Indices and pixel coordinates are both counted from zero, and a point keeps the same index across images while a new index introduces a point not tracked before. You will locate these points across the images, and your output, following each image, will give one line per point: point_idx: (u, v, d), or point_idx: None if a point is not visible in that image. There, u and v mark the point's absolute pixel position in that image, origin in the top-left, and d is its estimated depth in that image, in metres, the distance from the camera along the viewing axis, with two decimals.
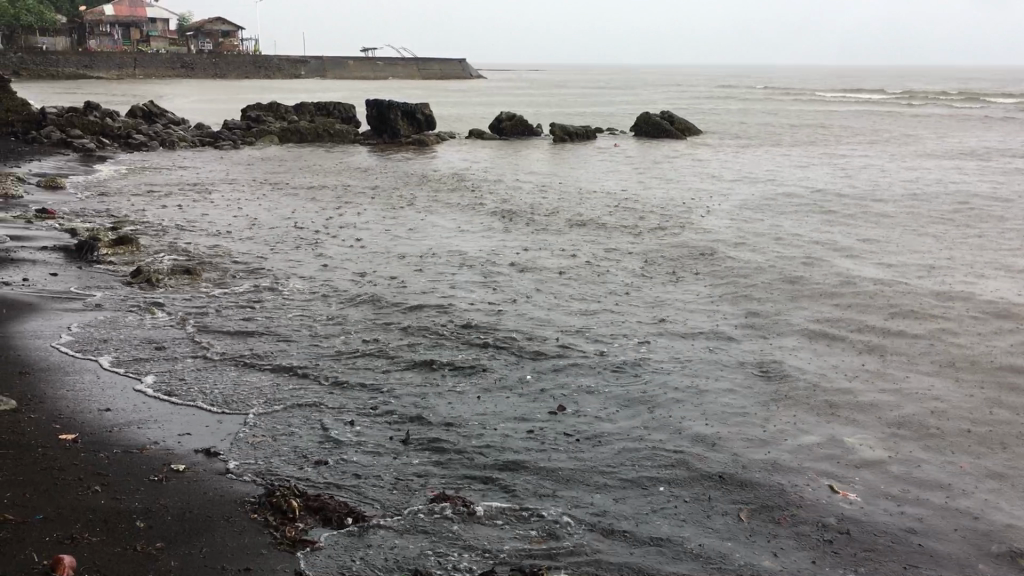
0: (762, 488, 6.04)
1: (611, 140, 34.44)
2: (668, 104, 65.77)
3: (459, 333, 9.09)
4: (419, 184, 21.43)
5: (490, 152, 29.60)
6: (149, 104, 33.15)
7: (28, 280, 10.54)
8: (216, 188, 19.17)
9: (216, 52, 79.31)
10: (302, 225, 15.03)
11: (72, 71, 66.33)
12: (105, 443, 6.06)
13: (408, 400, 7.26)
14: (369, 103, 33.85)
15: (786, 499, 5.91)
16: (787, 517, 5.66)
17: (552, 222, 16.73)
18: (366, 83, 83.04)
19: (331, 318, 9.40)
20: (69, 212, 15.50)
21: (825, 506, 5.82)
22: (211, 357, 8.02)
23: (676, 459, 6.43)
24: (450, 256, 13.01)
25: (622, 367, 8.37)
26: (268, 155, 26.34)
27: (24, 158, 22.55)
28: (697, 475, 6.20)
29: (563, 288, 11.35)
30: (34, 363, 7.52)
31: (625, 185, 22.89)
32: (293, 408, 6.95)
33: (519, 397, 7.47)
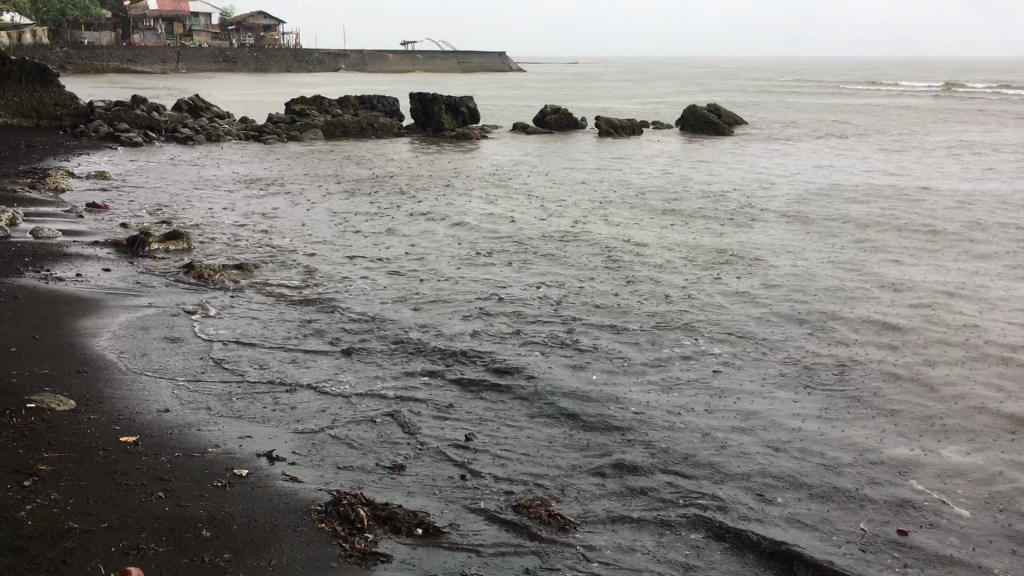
0: (843, 499, 5.78)
1: (656, 134, 34.06)
2: (711, 97, 65.04)
3: (519, 332, 8.89)
4: (465, 179, 21.21)
5: (535, 145, 29.40)
6: (194, 98, 33.25)
7: (82, 276, 10.51)
8: (265, 183, 19.18)
9: (258, 47, 79.86)
10: (353, 221, 14.96)
11: (117, 66, 67.07)
12: (166, 446, 5.91)
13: (473, 403, 7.03)
14: (413, 96, 33.76)
15: (865, 509, 5.66)
16: (871, 529, 5.41)
17: (604, 218, 16.47)
18: (406, 76, 83.08)
19: (389, 317, 9.23)
20: (119, 207, 15.52)
21: (908, 519, 5.57)
22: (270, 357, 7.86)
23: (751, 467, 6.15)
24: (501, 253, 12.79)
25: (688, 369, 8.11)
26: (314, 150, 26.31)
27: (74, 151, 22.72)
28: (771, 483, 5.94)
29: (619, 287, 11.08)
30: (90, 362, 7.41)
31: (674, 180, 22.60)
32: (356, 411, 6.76)
33: (585, 399, 7.24)
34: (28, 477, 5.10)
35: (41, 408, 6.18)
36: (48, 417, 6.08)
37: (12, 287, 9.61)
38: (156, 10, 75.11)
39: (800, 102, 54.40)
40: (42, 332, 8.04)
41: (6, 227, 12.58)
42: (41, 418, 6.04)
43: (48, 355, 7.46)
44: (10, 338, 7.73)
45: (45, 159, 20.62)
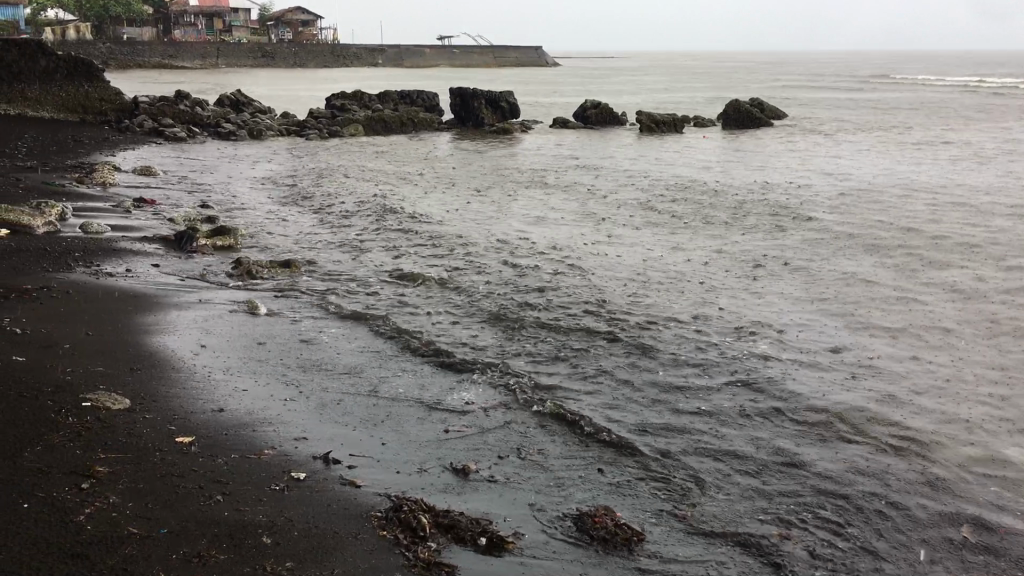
0: (909, 511, 5.59)
1: (698, 130, 33.66)
2: (753, 91, 64.18)
3: (570, 332, 8.72)
4: (507, 176, 21.08)
5: (575, 142, 29.16)
6: (236, 93, 33.41)
7: (132, 272, 10.50)
8: (309, 179, 19.17)
9: (296, 43, 80.27)
10: (397, 217, 14.88)
11: (157, 62, 67.64)
12: (223, 447, 5.82)
13: (536, 405, 6.87)
14: (453, 91, 33.64)
15: (932, 522, 5.47)
16: (941, 544, 5.22)
17: (649, 215, 16.26)
18: (443, 71, 83.09)
19: (442, 316, 9.09)
20: (164, 202, 15.56)
21: (978, 533, 5.38)
22: (324, 357, 7.76)
23: (813, 476, 5.96)
24: (549, 250, 12.63)
25: (745, 370, 7.91)
26: (355, 145, 26.29)
27: (120, 147, 22.86)
28: (834, 493, 5.75)
29: (671, 285, 10.87)
30: (144, 360, 7.35)
31: (719, 176, 22.27)
32: (411, 413, 6.64)
33: (642, 402, 7.05)
34: (86, 478, 5.02)
35: (96, 407, 6.11)
36: (104, 417, 6.00)
37: (63, 282, 9.61)
38: (196, 6, 75.76)
39: (844, 97, 53.65)
40: (94, 329, 8.01)
41: (55, 223, 12.64)
42: (96, 417, 5.96)
43: (101, 352, 7.41)
44: (63, 336, 7.69)
45: (91, 154, 20.78)
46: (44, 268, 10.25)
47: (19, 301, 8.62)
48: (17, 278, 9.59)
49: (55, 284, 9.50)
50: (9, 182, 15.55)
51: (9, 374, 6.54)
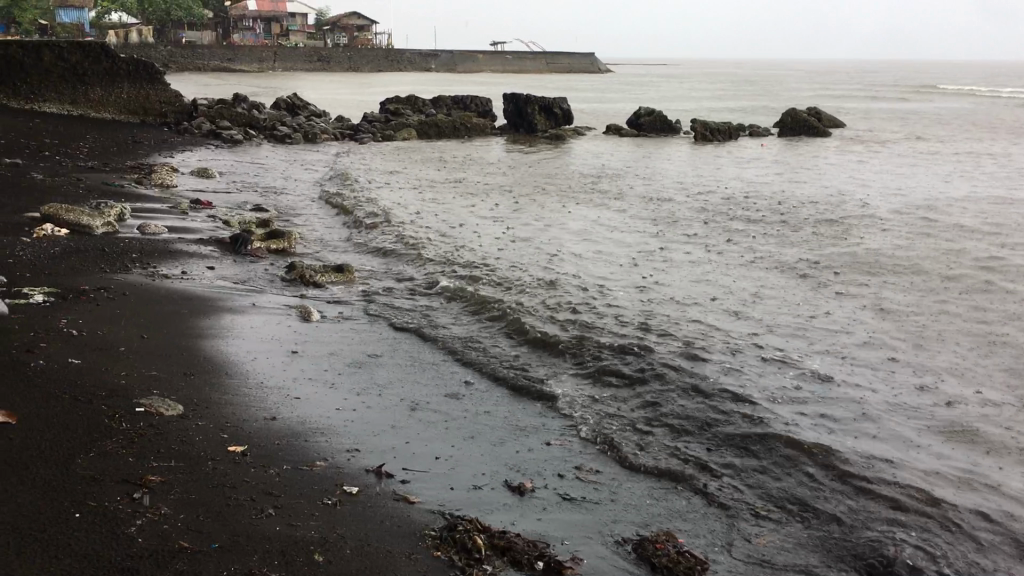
0: (983, 541, 5.31)
1: (754, 139, 33.21)
2: (809, 100, 63.27)
3: (627, 345, 8.53)
4: (560, 184, 20.93)
5: (629, 149, 28.94)
6: (292, 97, 33.74)
7: (188, 274, 10.54)
8: (363, 183, 19.23)
9: (352, 47, 81.03)
10: (450, 224, 14.83)
11: (215, 64, 68.74)
12: (275, 458, 5.72)
13: (595, 424, 6.67)
14: (507, 97, 33.60)
15: (1008, 554, 5.19)
16: None
17: (705, 226, 16.01)
18: (496, 77, 83.29)
19: (499, 327, 8.94)
20: (221, 205, 15.67)
21: None
22: (377, 367, 7.64)
23: (882, 503, 5.70)
24: (605, 261, 12.43)
25: (807, 390, 7.65)
26: (409, 150, 26.37)
27: (178, 148, 23.17)
28: (903, 520, 5.49)
29: (728, 298, 10.63)
30: (197, 365, 7.32)
31: (777, 187, 21.92)
32: (466, 427, 6.49)
33: (703, 421, 6.83)
34: (138, 488, 4.95)
35: (149, 413, 6.07)
36: (157, 424, 5.95)
37: (120, 284, 9.66)
38: (254, 10, 76.89)
39: (903, 107, 52.70)
40: (149, 332, 8.02)
41: (114, 223, 12.77)
42: (149, 424, 5.91)
43: (156, 356, 7.39)
44: (119, 338, 7.69)
45: (150, 155, 21.07)
46: (102, 268, 10.33)
47: (77, 302, 8.67)
48: (76, 278, 9.66)
49: (113, 286, 9.54)
50: (71, 181, 15.79)
51: (65, 377, 6.53)
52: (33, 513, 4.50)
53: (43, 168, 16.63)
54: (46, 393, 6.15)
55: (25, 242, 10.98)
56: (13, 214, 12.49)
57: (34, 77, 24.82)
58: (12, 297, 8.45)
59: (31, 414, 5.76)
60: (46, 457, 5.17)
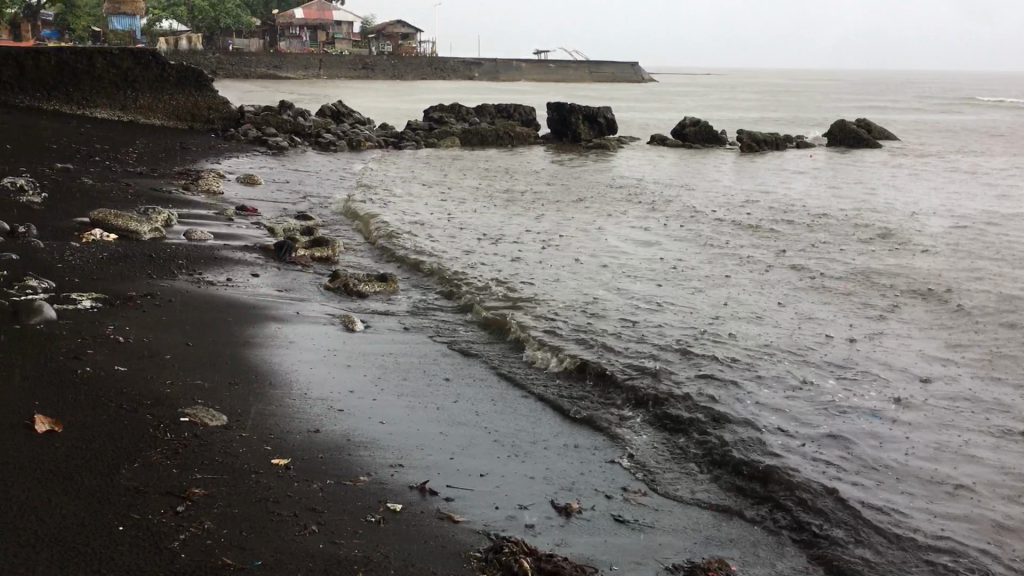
0: None
1: (801, 150, 32.79)
2: (857, 111, 62.49)
3: (674, 361, 8.37)
4: (604, 195, 20.76)
5: (673, 160, 28.72)
6: (337, 105, 33.96)
7: (233, 282, 10.57)
8: (405, 192, 19.26)
9: (396, 55, 81.53)
10: (492, 235, 14.77)
11: (262, 71, 69.65)
12: (319, 472, 5.65)
13: (641, 445, 6.53)
14: (551, 106, 33.52)
15: None
16: None
17: (751, 239, 15.80)
18: (539, 85, 83.28)
19: (543, 340, 8.82)
20: (266, 212, 15.73)
21: None
22: (420, 380, 7.56)
23: (938, 530, 5.51)
24: (650, 274, 12.27)
25: (858, 410, 7.45)
26: (452, 159, 26.40)
27: (225, 155, 23.39)
28: (960, 550, 5.30)
29: (775, 315, 10.44)
30: (241, 374, 7.28)
31: (825, 200, 21.59)
32: (511, 445, 6.38)
33: (753, 440, 6.65)
34: (182, 500, 4.91)
35: (194, 423, 6.04)
36: (201, 434, 5.91)
37: (167, 290, 9.70)
38: (301, 18, 77.69)
39: (955, 120, 51.78)
40: (195, 339, 8.01)
41: (161, 229, 12.86)
42: (193, 434, 5.87)
43: (200, 364, 7.38)
44: (164, 345, 7.69)
45: (197, 161, 21.28)
46: (149, 274, 10.39)
47: (123, 308, 8.70)
48: (123, 284, 9.71)
49: (159, 292, 9.57)
50: (119, 186, 15.95)
51: (111, 385, 6.52)
52: (77, 525, 4.47)
53: (92, 173, 16.81)
54: (92, 401, 6.14)
55: (74, 247, 11.09)
56: (63, 219, 12.62)
57: (86, 83, 25.17)
58: (60, 302, 8.50)
59: (77, 422, 5.75)
60: (91, 466, 5.15)
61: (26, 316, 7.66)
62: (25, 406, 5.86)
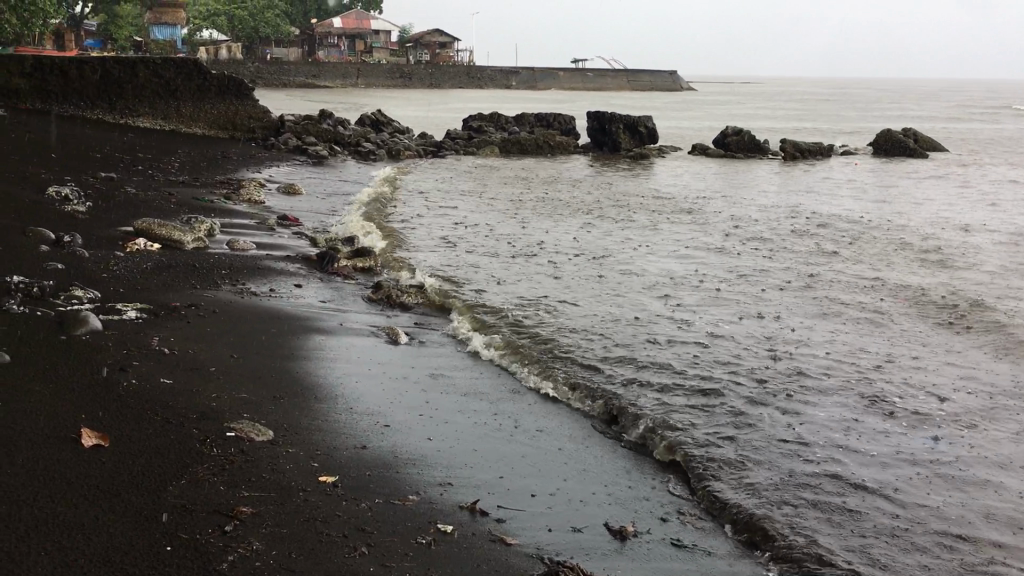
0: None
1: (845, 160, 32.33)
2: (902, 120, 61.64)
3: (725, 377, 8.17)
4: (645, 206, 20.57)
5: (714, 170, 28.47)
6: (376, 114, 34.06)
7: (276, 292, 10.52)
8: (446, 203, 19.22)
9: (433, 64, 81.89)
10: (534, 247, 14.68)
11: (301, 80, 70.34)
12: (366, 489, 5.53)
13: (693, 463, 6.35)
14: (591, 115, 33.39)
15: None
16: None
17: (797, 252, 15.56)
18: (576, 94, 83.16)
19: (586, 355, 8.67)
20: (308, 222, 15.73)
21: None
22: (464, 395, 7.43)
23: (1003, 554, 5.30)
24: (696, 289, 12.06)
25: (915, 428, 7.23)
26: (492, 169, 26.36)
27: (265, 164, 23.52)
28: None
29: (825, 330, 10.22)
30: (286, 388, 7.19)
31: (871, 212, 21.24)
32: (561, 464, 6.22)
33: (809, 461, 6.44)
34: (229, 519, 4.80)
35: (241, 439, 5.95)
36: (247, 450, 5.82)
37: (210, 301, 9.65)
38: (339, 28, 78.34)
39: (1003, 129, 50.85)
40: (239, 351, 7.95)
41: (204, 239, 12.86)
42: (239, 450, 5.78)
43: (245, 378, 7.30)
44: (209, 357, 7.63)
45: (239, 170, 21.42)
46: (192, 284, 10.38)
47: (168, 319, 8.66)
48: (166, 294, 9.69)
49: (202, 303, 9.54)
50: (163, 195, 16.04)
51: (157, 398, 6.46)
52: (124, 544, 4.38)
53: (136, 182, 16.94)
54: (137, 414, 6.07)
55: (119, 256, 11.12)
56: (108, 228, 12.68)
57: (129, 92, 25.44)
58: (106, 312, 8.49)
59: (123, 435, 5.68)
60: (138, 482, 5.07)
61: (73, 326, 7.65)
62: (71, 419, 5.80)
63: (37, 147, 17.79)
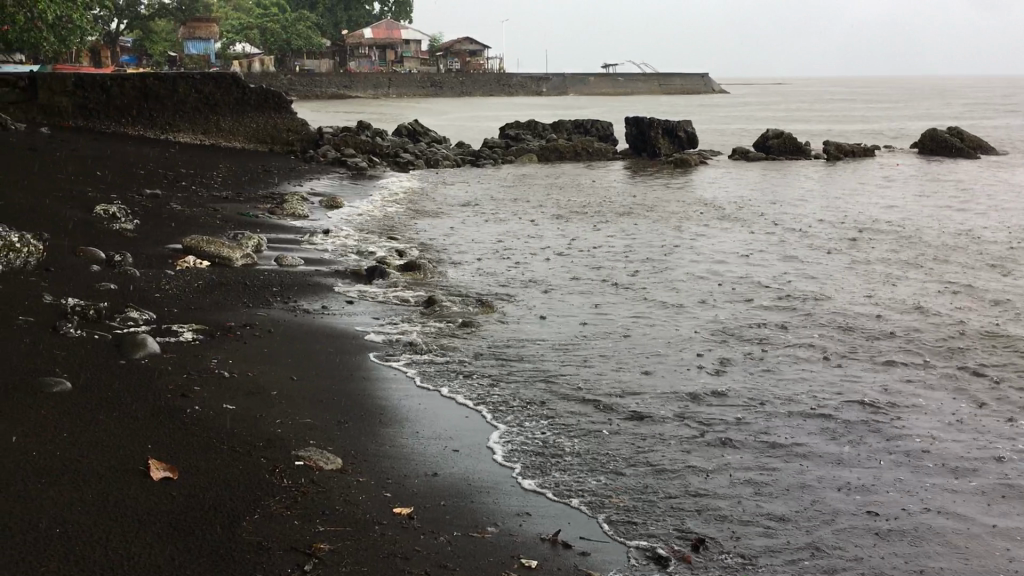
0: None
1: (889, 160, 31.78)
2: (943, 118, 60.70)
3: (794, 393, 7.92)
4: (691, 213, 20.26)
5: (756, 175, 28.13)
6: (412, 124, 34.01)
7: (328, 309, 10.40)
8: (489, 214, 19.08)
9: (464, 72, 82.05)
10: (582, 258, 14.49)
11: (333, 91, 70.87)
12: (444, 521, 5.31)
13: (776, 485, 6.07)
14: (628, 121, 33.11)
15: None
16: None
17: (850, 256, 15.24)
18: (607, 99, 82.87)
19: (651, 371, 8.41)
20: (354, 236, 15.59)
21: None
22: (529, 414, 7.19)
23: None
24: (753, 297, 11.76)
25: (996, 440, 6.97)
26: (530, 178, 26.25)
27: (305, 176, 23.55)
28: None
29: (889, 336, 9.96)
30: (351, 412, 7.00)
31: (923, 214, 20.81)
32: (638, 487, 5.95)
33: (890, 481, 6.20)
34: (308, 557, 4.62)
35: (310, 467, 5.76)
36: (318, 479, 5.62)
37: (265, 320, 9.52)
38: (370, 38, 78.86)
39: None
40: (298, 373, 7.79)
41: (252, 254, 12.77)
42: (310, 480, 5.58)
43: (307, 401, 7.11)
44: (270, 381, 7.46)
45: (281, 184, 21.45)
46: (245, 302, 10.25)
47: (225, 340, 8.52)
48: (220, 314, 9.55)
49: (257, 322, 9.40)
50: (208, 211, 16.00)
51: (220, 425, 6.28)
52: None
53: (180, 198, 16.93)
54: (204, 444, 5.90)
55: (170, 274, 11.06)
56: (157, 246, 12.62)
57: (169, 107, 25.54)
58: (162, 334, 8.37)
59: (191, 466, 5.52)
60: (210, 518, 4.89)
61: (131, 350, 7.52)
62: (139, 449, 5.65)
63: (81, 164, 17.86)
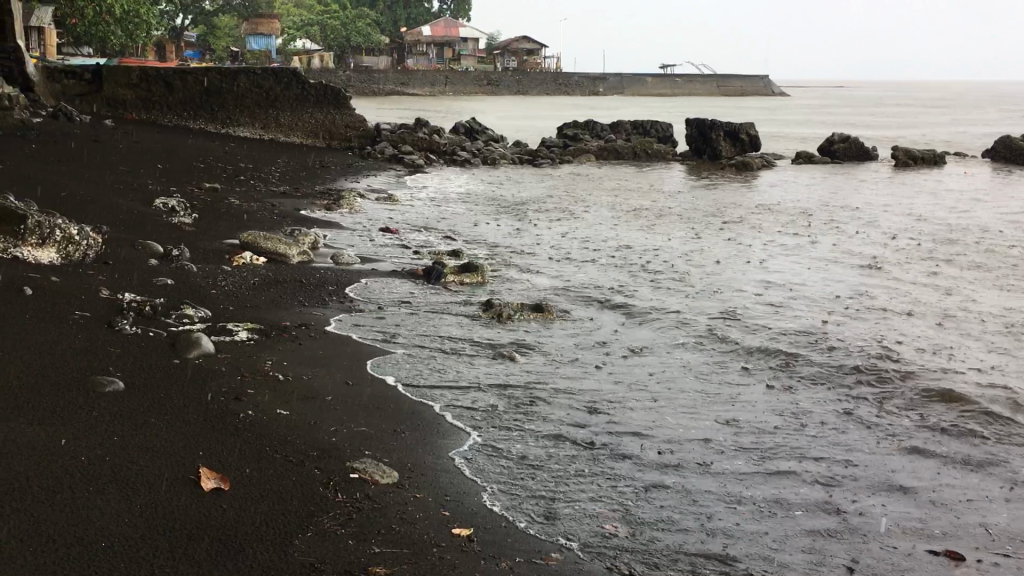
0: None
1: (959, 168, 30.74)
2: (1015, 124, 58.81)
3: (873, 416, 7.50)
4: (754, 219, 19.76)
5: (820, 181, 27.42)
6: (471, 122, 33.80)
7: (383, 310, 10.19)
8: (548, 215, 18.80)
9: (521, 71, 81.73)
10: (643, 263, 14.13)
11: (389, 89, 71.10)
12: (505, 545, 5.00)
13: (858, 516, 5.68)
14: (689, 123, 32.54)
15: None
16: None
17: (922, 268, 14.67)
18: (665, 100, 81.88)
19: (718, 390, 8.00)
20: (411, 234, 15.41)
21: None
22: (592, 429, 6.85)
23: None
24: (822, 310, 11.32)
25: None
26: (588, 179, 25.92)
27: (362, 173, 23.50)
28: None
29: (968, 355, 9.48)
30: (405, 422, 6.71)
31: (999, 225, 20.00)
32: (712, 514, 5.58)
33: (977, 513, 5.80)
34: None
35: (365, 481, 5.49)
36: (374, 495, 5.35)
37: (320, 321, 9.31)
38: (429, 36, 78.96)
39: None
40: (354, 378, 7.55)
41: (309, 252, 12.62)
42: (365, 495, 5.31)
43: (362, 409, 6.86)
44: (322, 386, 7.21)
45: (337, 179, 21.41)
46: (300, 301, 10.07)
47: (279, 341, 8.30)
48: (275, 313, 9.37)
49: (312, 323, 9.18)
50: (266, 206, 15.92)
51: (272, 433, 6.03)
52: None
53: (239, 193, 16.90)
54: (258, 452, 5.67)
55: (227, 270, 10.92)
56: (215, 240, 12.51)
57: (231, 101, 25.56)
58: (217, 333, 8.18)
59: (243, 477, 5.28)
60: (262, 535, 4.64)
61: (185, 349, 7.34)
62: (190, 457, 5.43)
63: (143, 157, 17.92)
